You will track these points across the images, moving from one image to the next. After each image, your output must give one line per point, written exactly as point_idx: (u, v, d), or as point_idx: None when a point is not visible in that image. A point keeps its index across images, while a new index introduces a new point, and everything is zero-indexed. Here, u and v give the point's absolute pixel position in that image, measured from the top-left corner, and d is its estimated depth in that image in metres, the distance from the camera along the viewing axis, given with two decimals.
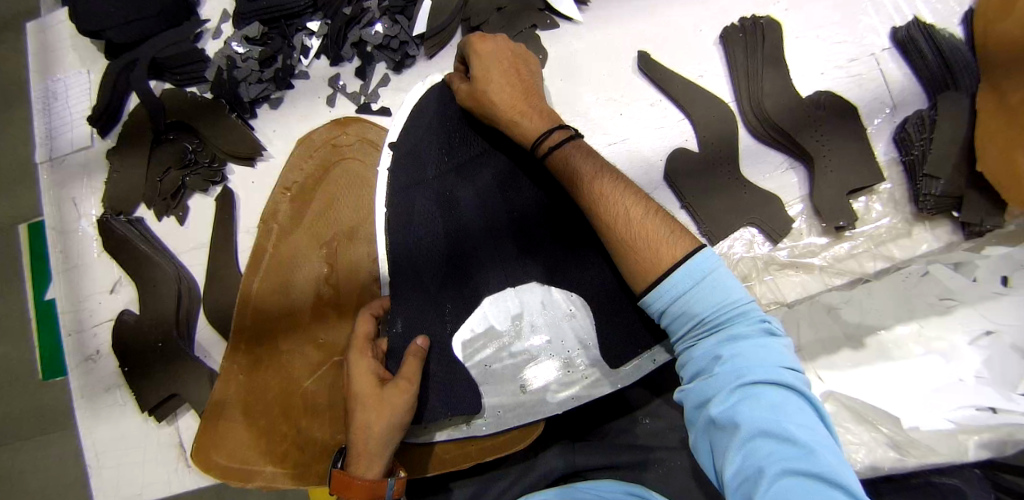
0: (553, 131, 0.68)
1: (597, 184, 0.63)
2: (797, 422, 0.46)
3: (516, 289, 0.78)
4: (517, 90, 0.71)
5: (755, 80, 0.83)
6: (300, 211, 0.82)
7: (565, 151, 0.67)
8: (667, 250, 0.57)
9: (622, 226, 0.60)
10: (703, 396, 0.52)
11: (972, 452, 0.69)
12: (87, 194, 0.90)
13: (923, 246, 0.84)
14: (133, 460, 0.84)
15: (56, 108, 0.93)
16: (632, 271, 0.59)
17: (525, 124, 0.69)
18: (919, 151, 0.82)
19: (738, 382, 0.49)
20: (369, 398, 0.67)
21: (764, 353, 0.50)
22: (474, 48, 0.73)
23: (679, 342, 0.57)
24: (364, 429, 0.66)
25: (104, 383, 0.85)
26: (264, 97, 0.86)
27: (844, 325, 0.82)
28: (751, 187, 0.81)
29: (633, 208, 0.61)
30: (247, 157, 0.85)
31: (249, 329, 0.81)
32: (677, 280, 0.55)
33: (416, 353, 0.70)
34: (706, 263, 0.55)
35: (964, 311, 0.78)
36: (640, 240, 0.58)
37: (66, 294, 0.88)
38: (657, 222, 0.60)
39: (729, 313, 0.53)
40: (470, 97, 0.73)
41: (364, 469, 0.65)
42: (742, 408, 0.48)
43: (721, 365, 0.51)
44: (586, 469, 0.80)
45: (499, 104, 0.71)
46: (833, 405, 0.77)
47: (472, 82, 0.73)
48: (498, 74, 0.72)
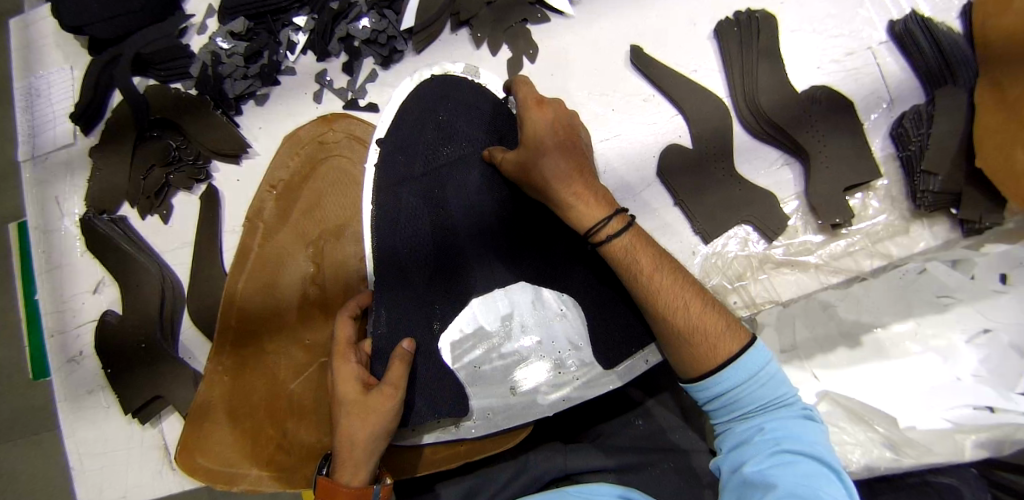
0: (612, 217, 0.63)
1: (658, 279, 0.63)
2: (828, 492, 0.52)
3: (505, 290, 0.77)
4: (571, 164, 0.64)
5: (751, 75, 0.82)
6: (286, 209, 0.81)
7: (624, 242, 0.64)
8: (723, 345, 0.60)
9: (683, 319, 0.61)
10: (738, 460, 0.58)
11: (969, 451, 0.70)
12: (69, 192, 0.88)
13: (921, 243, 0.82)
14: (117, 463, 0.82)
15: (38, 104, 0.91)
16: (684, 359, 0.62)
17: (581, 209, 0.63)
18: (916, 147, 0.80)
19: (775, 450, 0.56)
20: (352, 407, 0.65)
21: (805, 435, 0.57)
22: (527, 116, 0.66)
23: (720, 422, 0.63)
24: (349, 438, 0.64)
25: (87, 384, 0.84)
26: (251, 93, 0.84)
27: (840, 323, 0.81)
28: (746, 184, 0.80)
29: (692, 303, 0.62)
30: (232, 155, 0.83)
31: (233, 331, 0.79)
32: (732, 373, 0.59)
33: (401, 356, 0.67)
34: (760, 358, 0.60)
35: (961, 309, 0.78)
36: (697, 335, 0.61)
37: (48, 294, 0.86)
38: (714, 316, 0.62)
39: (775, 401, 0.60)
40: (519, 167, 0.66)
41: (346, 475, 0.64)
42: (776, 472, 0.54)
43: (762, 434, 0.58)
44: (577, 472, 0.78)
45: (553, 182, 0.63)
46: (828, 405, 0.76)
47: (521, 152, 0.65)
48: (554, 147, 0.64)
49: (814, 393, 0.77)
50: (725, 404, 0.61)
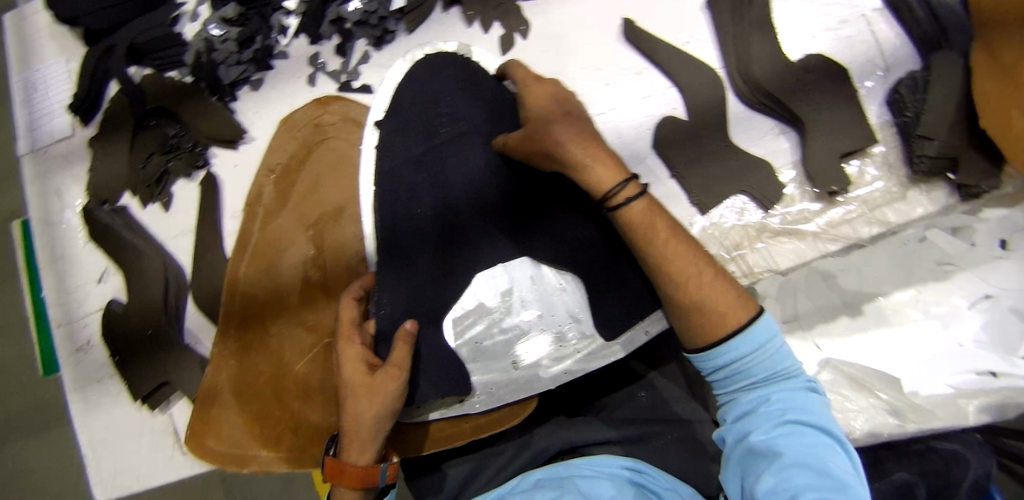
0: (629, 182, 0.62)
1: (673, 247, 0.62)
2: (834, 462, 0.52)
3: (505, 266, 0.78)
4: (583, 130, 0.64)
5: (744, 44, 0.81)
6: (284, 193, 0.81)
7: (641, 207, 0.63)
8: (733, 315, 0.60)
9: (695, 287, 0.61)
10: (744, 430, 0.59)
11: (972, 416, 0.72)
12: (70, 185, 0.89)
13: (919, 209, 0.82)
14: (129, 449, 0.84)
15: (35, 98, 0.92)
16: (693, 328, 0.62)
17: (598, 170, 0.63)
18: (912, 112, 0.80)
19: (781, 420, 0.57)
20: (360, 384, 0.65)
21: (810, 406, 0.58)
22: (530, 93, 0.69)
23: (725, 392, 0.63)
24: (355, 418, 0.65)
25: (96, 373, 0.85)
26: (245, 78, 0.85)
27: (842, 294, 0.83)
28: (742, 154, 0.80)
29: (704, 273, 0.62)
30: (230, 141, 0.84)
31: (238, 314, 0.80)
32: (740, 343, 0.59)
33: (405, 337, 0.68)
34: (768, 330, 0.60)
35: (962, 276, 0.81)
36: (710, 304, 0.60)
37: (53, 285, 0.87)
38: (725, 286, 0.62)
39: (781, 372, 0.60)
40: (524, 138, 0.66)
41: (354, 452, 0.64)
42: (782, 441, 0.54)
43: (767, 405, 0.58)
44: (582, 445, 0.78)
45: (568, 144, 0.63)
46: (830, 373, 0.79)
47: (527, 125, 0.66)
48: (563, 116, 0.65)
49: (816, 363, 0.80)
50: (730, 376, 0.61)
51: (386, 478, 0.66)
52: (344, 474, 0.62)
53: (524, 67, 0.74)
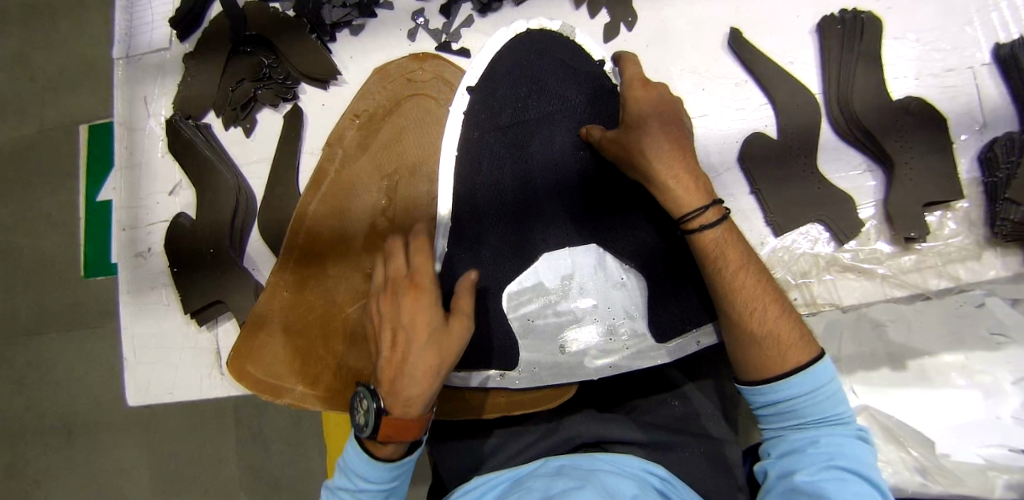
0: (709, 207, 0.63)
1: (740, 278, 0.62)
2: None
3: (572, 250, 0.77)
4: (674, 144, 0.65)
5: (848, 74, 0.80)
6: (367, 140, 0.82)
7: (716, 234, 0.63)
8: (792, 354, 0.59)
9: (759, 322, 0.60)
10: (788, 467, 0.58)
11: (998, 490, 0.71)
12: (157, 95, 0.91)
13: (991, 271, 0.81)
14: (169, 359, 0.85)
15: (138, 6, 0.94)
16: (747, 361, 0.62)
17: (680, 192, 0.64)
18: (1004, 173, 0.78)
19: (828, 464, 0.55)
20: (428, 327, 0.63)
21: (859, 455, 0.56)
22: (632, 94, 0.68)
23: (771, 427, 0.62)
24: (411, 365, 0.62)
25: (151, 280, 0.87)
26: (346, 22, 0.85)
27: (888, 344, 0.81)
28: (826, 183, 0.79)
29: (769, 308, 0.61)
30: (321, 79, 0.84)
31: (300, 249, 0.81)
32: (796, 383, 0.58)
33: (468, 286, 0.67)
34: (826, 373, 0.59)
35: (1012, 350, 0.77)
36: (770, 339, 0.60)
37: (126, 189, 0.89)
38: (790, 324, 0.61)
39: (834, 416, 0.59)
40: (618, 144, 0.68)
41: (407, 392, 0.61)
42: (828, 485, 0.53)
43: (815, 447, 0.57)
44: (608, 441, 0.77)
45: (654, 160, 0.64)
46: (866, 419, 0.77)
47: (621, 130, 0.68)
48: (658, 127, 0.65)
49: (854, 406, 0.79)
50: (779, 413, 0.60)
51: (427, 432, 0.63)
52: (399, 425, 0.60)
53: (636, 63, 0.72)
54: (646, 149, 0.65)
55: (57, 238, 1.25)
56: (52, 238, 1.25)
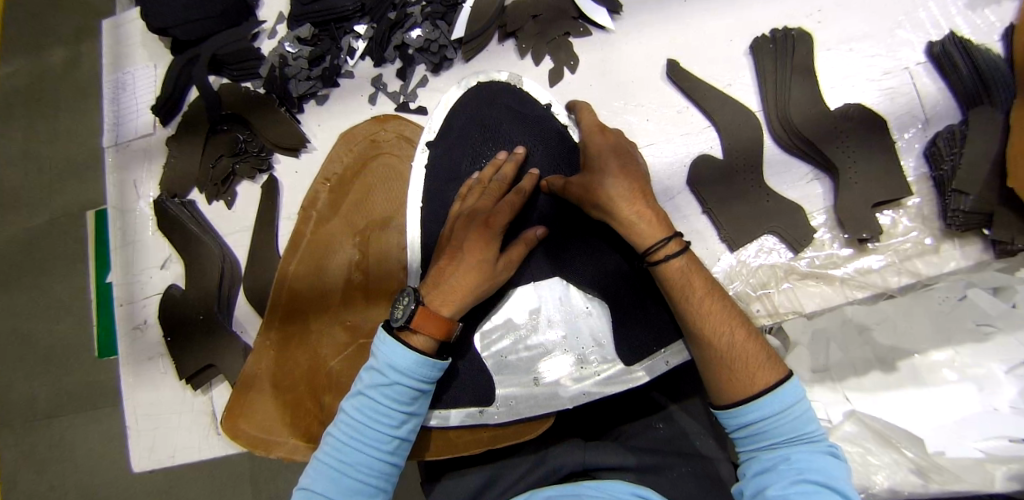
0: (671, 239, 0.66)
1: (707, 304, 0.65)
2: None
3: (536, 285, 0.81)
4: (634, 184, 0.68)
5: (784, 90, 0.84)
6: (337, 200, 0.87)
7: (680, 263, 0.67)
8: (761, 375, 0.61)
9: (726, 346, 0.63)
10: (761, 484, 0.58)
11: (999, 483, 0.68)
12: (145, 178, 0.98)
13: (952, 262, 0.83)
14: (171, 424, 0.89)
15: (124, 97, 1.02)
16: (719, 384, 0.64)
17: (642, 227, 0.67)
18: (949, 166, 0.81)
19: (797, 478, 0.56)
20: (490, 239, 0.70)
21: (830, 469, 0.56)
22: (590, 139, 0.74)
23: (746, 450, 0.63)
24: (462, 268, 0.71)
25: (149, 351, 0.92)
26: (312, 93, 0.92)
27: (875, 348, 0.80)
28: (774, 196, 0.83)
29: (736, 332, 0.64)
30: (292, 149, 0.91)
31: (284, 308, 0.86)
32: (766, 403, 0.60)
33: (528, 241, 0.76)
34: (794, 393, 0.60)
35: (1002, 339, 0.76)
36: (739, 362, 0.62)
37: (122, 267, 0.95)
38: (757, 346, 0.63)
39: (805, 435, 0.59)
40: (584, 190, 0.70)
41: (443, 305, 0.70)
42: None
43: (786, 463, 0.58)
44: (594, 468, 0.79)
45: (618, 200, 0.67)
46: (855, 424, 0.76)
47: (587, 176, 0.71)
48: (617, 169, 0.69)
49: (842, 412, 0.78)
50: (752, 434, 0.61)
51: (448, 334, 0.70)
52: (453, 288, 0.70)
53: (592, 112, 0.78)
54: (609, 194, 0.67)
55: (66, 322, 1.31)
56: (62, 322, 1.32)
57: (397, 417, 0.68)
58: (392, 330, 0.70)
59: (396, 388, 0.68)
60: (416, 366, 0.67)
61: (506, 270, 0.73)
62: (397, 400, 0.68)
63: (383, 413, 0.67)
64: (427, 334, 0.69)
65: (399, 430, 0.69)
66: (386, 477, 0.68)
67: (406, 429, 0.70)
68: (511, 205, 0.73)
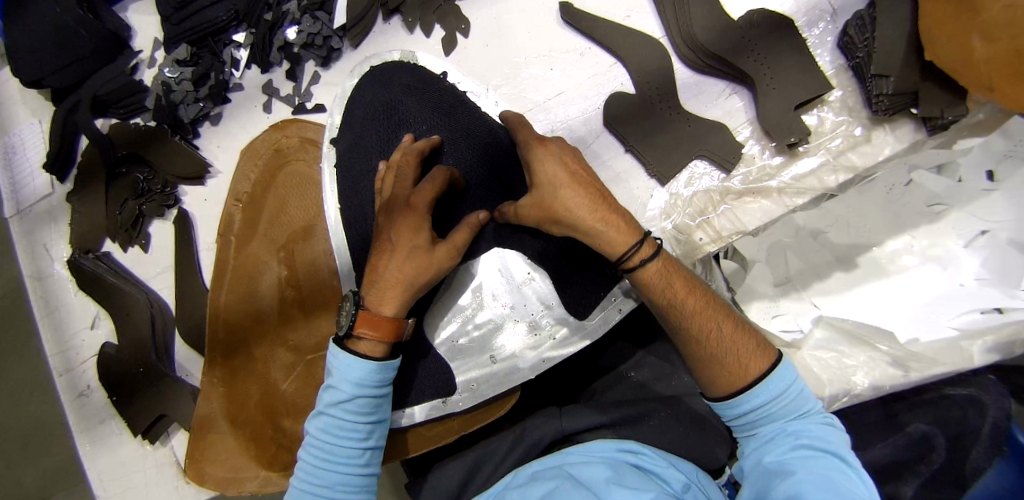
0: (644, 243, 0.62)
1: (690, 304, 0.61)
2: (848, 483, 0.50)
3: (472, 261, 0.77)
4: (593, 194, 0.62)
5: (683, 10, 0.81)
6: (253, 219, 0.83)
7: (657, 267, 0.62)
8: (753, 363, 0.58)
9: (715, 342, 0.59)
10: (759, 454, 0.57)
11: (978, 357, 0.69)
12: (56, 239, 0.93)
13: (885, 150, 0.79)
14: (135, 486, 0.85)
15: (14, 161, 0.96)
16: (710, 378, 0.60)
17: (611, 236, 0.62)
18: (864, 52, 0.77)
19: (794, 444, 0.55)
20: (416, 220, 0.68)
21: (828, 435, 0.56)
22: (534, 156, 0.64)
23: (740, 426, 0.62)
24: (396, 261, 0.68)
25: (98, 415, 0.88)
26: (204, 115, 0.88)
27: (834, 249, 0.83)
28: (694, 119, 0.80)
29: (722, 325, 0.60)
30: (197, 177, 0.87)
31: (223, 342, 0.83)
32: (761, 390, 0.57)
33: (471, 225, 0.70)
34: (790, 373, 0.58)
35: (953, 215, 0.80)
36: (730, 356, 0.59)
37: (50, 337, 0.90)
38: (744, 333, 0.60)
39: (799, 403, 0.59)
40: (537, 207, 0.63)
41: (382, 305, 0.68)
42: (795, 462, 0.53)
43: (781, 431, 0.57)
44: (575, 432, 0.77)
45: (579, 212, 0.61)
46: (824, 329, 0.77)
47: (535, 191, 0.63)
48: (567, 178, 0.62)
49: (810, 320, 0.80)
50: None
51: (398, 333, 0.68)
52: (390, 285, 0.68)
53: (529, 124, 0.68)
54: (574, 206, 0.61)
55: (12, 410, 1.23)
56: (8, 411, 1.24)
57: (363, 429, 0.66)
58: (342, 343, 0.68)
59: (369, 408, 0.66)
60: (374, 375, 0.66)
61: (448, 259, 0.68)
62: (360, 414, 0.65)
63: (349, 430, 0.65)
64: (374, 338, 0.67)
65: (369, 441, 0.67)
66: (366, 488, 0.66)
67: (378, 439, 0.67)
68: (431, 181, 0.69)
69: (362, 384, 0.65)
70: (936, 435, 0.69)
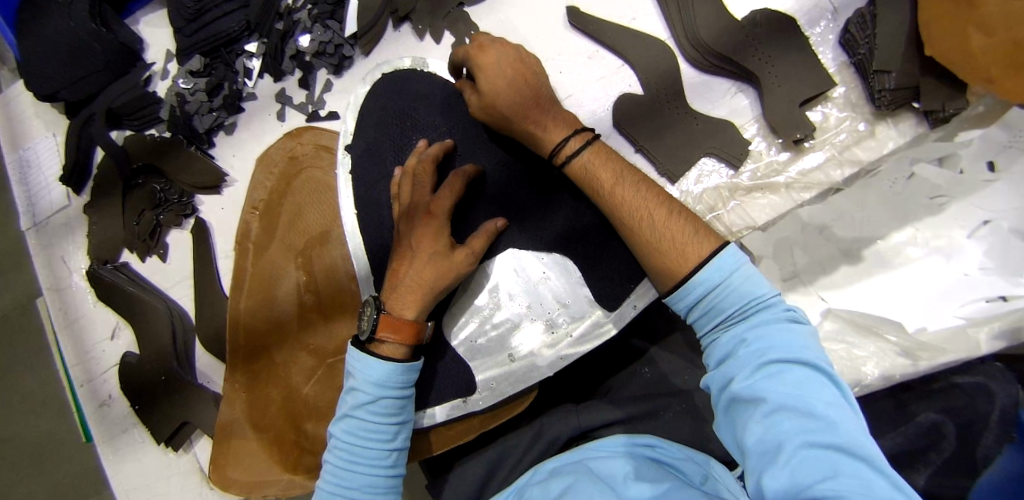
0: (571, 138, 0.69)
1: (620, 193, 0.65)
2: (820, 398, 0.49)
3: (490, 261, 0.79)
4: (525, 97, 0.71)
5: (688, 11, 0.83)
6: (270, 227, 0.85)
7: (585, 158, 0.68)
8: (693, 250, 0.60)
9: (647, 230, 0.63)
10: (726, 376, 0.54)
11: (984, 345, 0.71)
12: (73, 251, 0.94)
13: (890, 143, 0.82)
14: (158, 494, 0.86)
15: (29, 175, 0.97)
16: (657, 271, 0.63)
17: (544, 134, 0.71)
18: (866, 49, 0.79)
19: (760, 362, 0.52)
20: (438, 227, 0.71)
21: (791, 339, 0.53)
22: (478, 62, 0.72)
23: (704, 332, 0.60)
24: (417, 264, 0.71)
25: (120, 424, 0.89)
26: (219, 124, 0.89)
27: (839, 243, 0.83)
28: (702, 117, 0.82)
29: (658, 213, 0.63)
30: (212, 186, 0.88)
31: (244, 348, 0.84)
32: (703, 279, 0.58)
33: (489, 232, 0.74)
34: (732, 260, 0.58)
35: (955, 206, 0.80)
36: (666, 243, 0.61)
37: (70, 348, 0.92)
38: (680, 223, 0.62)
39: (755, 302, 0.56)
40: (483, 110, 0.73)
41: (404, 308, 0.70)
42: (766, 384, 0.51)
43: (746, 347, 0.54)
44: (592, 428, 0.78)
45: (510, 114, 0.71)
46: (834, 322, 0.79)
47: (482, 95, 0.73)
48: (507, 82, 0.71)
49: (819, 312, 0.81)
50: (705, 314, 0.59)
51: (416, 336, 0.69)
52: (410, 289, 0.70)
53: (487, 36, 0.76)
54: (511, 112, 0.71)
55: (28, 421, 1.24)
56: (26, 422, 1.24)
57: (387, 430, 0.67)
58: (363, 345, 0.70)
59: (384, 402, 0.67)
60: (393, 376, 0.67)
61: (467, 260, 0.71)
62: (382, 415, 0.66)
63: (372, 429, 0.66)
64: (396, 341, 0.68)
65: (394, 442, 0.68)
66: (392, 490, 0.67)
67: (401, 439, 0.68)
68: (450, 185, 0.73)
69: (381, 384, 0.67)
70: (946, 422, 0.71)
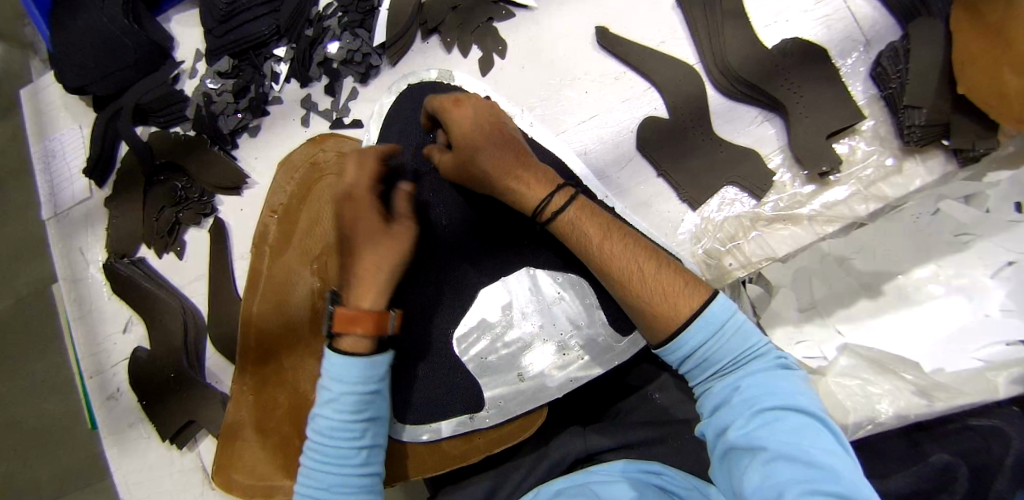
0: (555, 195, 0.68)
1: (608, 247, 0.64)
2: (817, 445, 0.47)
3: (504, 281, 0.80)
4: (506, 153, 0.70)
5: (717, 38, 0.83)
6: (288, 231, 0.85)
7: (570, 214, 0.67)
8: (684, 303, 0.58)
9: (637, 281, 0.61)
10: (721, 425, 0.53)
11: (1003, 388, 0.64)
12: (92, 243, 0.94)
13: (917, 181, 0.81)
14: (159, 490, 0.86)
15: (54, 165, 0.98)
16: (649, 325, 0.60)
17: (523, 190, 0.68)
18: (896, 84, 0.78)
19: (754, 411, 0.51)
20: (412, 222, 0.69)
21: (784, 387, 0.52)
22: (449, 116, 0.70)
23: (698, 382, 0.58)
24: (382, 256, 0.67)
25: (126, 418, 0.89)
26: (243, 126, 0.90)
27: (859, 276, 0.79)
28: (727, 145, 0.82)
29: (645, 267, 0.62)
30: (233, 187, 0.89)
31: (254, 351, 0.84)
32: (696, 331, 0.56)
33: None
34: (725, 309, 0.57)
35: (982, 245, 0.75)
36: (657, 298, 0.59)
37: (83, 339, 0.92)
38: (669, 277, 0.60)
39: (748, 352, 0.56)
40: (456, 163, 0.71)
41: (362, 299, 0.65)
42: (762, 432, 0.49)
43: (738, 395, 0.53)
44: (598, 452, 0.76)
45: (487, 170, 0.68)
46: (851, 358, 0.74)
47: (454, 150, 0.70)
48: (484, 140, 0.69)
49: (835, 347, 0.76)
50: (698, 365, 0.57)
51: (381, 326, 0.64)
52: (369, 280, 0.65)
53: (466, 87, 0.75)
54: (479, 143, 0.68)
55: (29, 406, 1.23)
56: (25, 406, 1.23)
57: (355, 427, 0.62)
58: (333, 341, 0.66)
59: (344, 397, 0.62)
60: (359, 371, 0.62)
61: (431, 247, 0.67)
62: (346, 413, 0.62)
63: (337, 426, 0.62)
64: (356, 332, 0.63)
65: (364, 440, 0.63)
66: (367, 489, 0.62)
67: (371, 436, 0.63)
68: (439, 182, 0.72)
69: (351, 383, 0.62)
70: (959, 464, 0.58)
